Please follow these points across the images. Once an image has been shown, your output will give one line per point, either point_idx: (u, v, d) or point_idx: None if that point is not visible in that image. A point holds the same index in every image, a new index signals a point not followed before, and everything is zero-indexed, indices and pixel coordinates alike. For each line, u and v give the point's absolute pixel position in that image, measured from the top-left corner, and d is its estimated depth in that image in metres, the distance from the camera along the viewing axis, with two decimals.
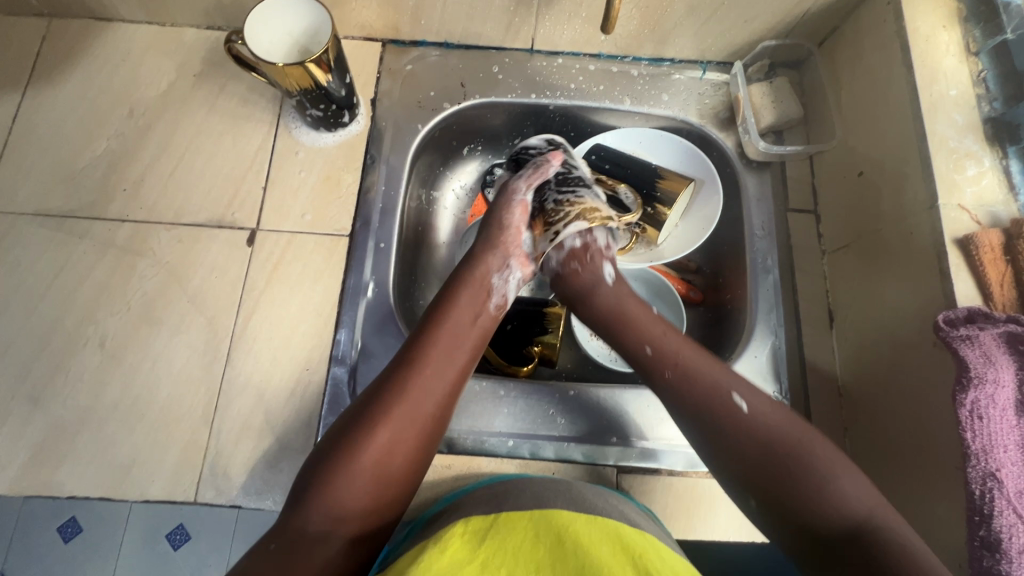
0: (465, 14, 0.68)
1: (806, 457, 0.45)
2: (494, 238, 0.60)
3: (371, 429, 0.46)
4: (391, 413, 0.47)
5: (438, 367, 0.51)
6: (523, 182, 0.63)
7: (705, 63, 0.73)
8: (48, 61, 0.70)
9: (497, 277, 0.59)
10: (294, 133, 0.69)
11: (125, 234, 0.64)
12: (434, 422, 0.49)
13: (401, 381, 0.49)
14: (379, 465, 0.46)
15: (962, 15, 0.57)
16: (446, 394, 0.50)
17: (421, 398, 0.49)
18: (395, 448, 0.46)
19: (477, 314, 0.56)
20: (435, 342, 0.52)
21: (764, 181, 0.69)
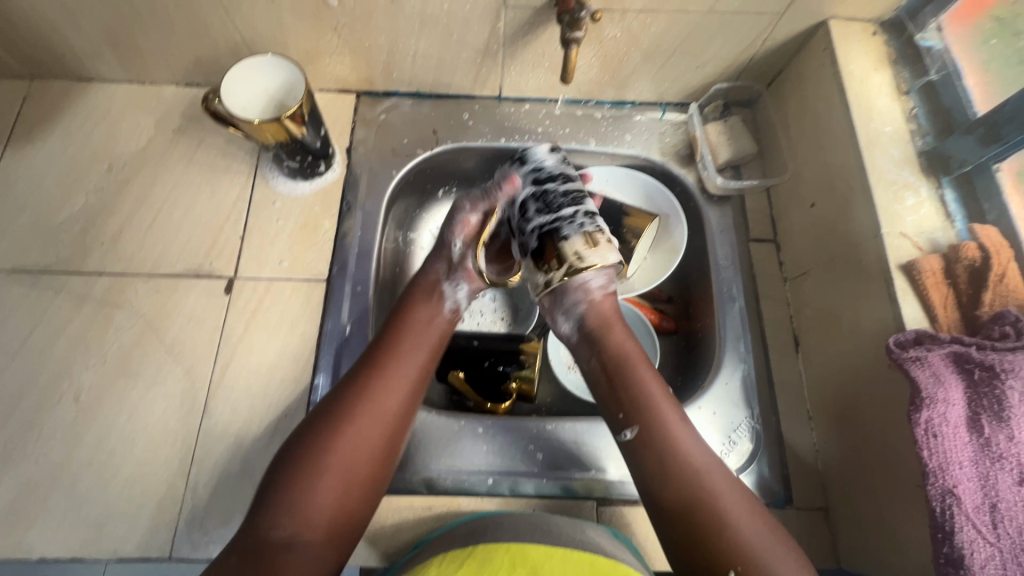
0: (435, 67, 0.71)
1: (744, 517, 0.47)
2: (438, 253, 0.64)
3: (333, 429, 0.48)
4: (354, 414, 0.49)
5: (397, 368, 0.53)
6: (467, 204, 0.65)
7: (664, 104, 0.78)
8: (29, 121, 0.72)
9: (447, 285, 0.61)
10: (271, 183, 0.71)
11: (102, 287, 0.65)
12: (399, 421, 0.51)
13: (364, 383, 0.51)
14: (344, 466, 0.47)
15: (891, 58, 0.63)
16: (407, 395, 0.52)
17: (383, 398, 0.50)
18: (359, 447, 0.48)
19: (436, 318, 0.58)
20: (396, 345, 0.54)
21: (726, 214, 0.73)
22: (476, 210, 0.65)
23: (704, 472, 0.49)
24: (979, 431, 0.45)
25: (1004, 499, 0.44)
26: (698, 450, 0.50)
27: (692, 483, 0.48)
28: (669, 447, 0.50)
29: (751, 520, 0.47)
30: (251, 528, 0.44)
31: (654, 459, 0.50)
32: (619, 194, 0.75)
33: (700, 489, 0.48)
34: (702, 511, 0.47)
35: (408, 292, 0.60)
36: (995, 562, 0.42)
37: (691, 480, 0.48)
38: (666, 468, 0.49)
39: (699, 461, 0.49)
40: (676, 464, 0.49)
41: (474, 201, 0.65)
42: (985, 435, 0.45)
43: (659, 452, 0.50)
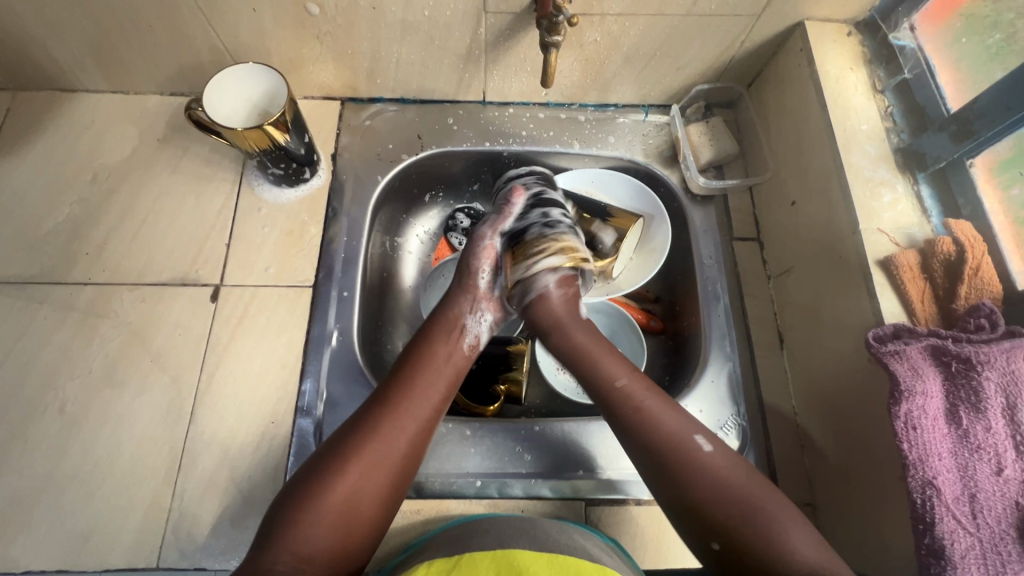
0: (418, 73, 0.72)
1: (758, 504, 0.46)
2: (464, 283, 0.62)
3: (340, 468, 0.47)
4: (361, 455, 0.48)
5: (408, 407, 0.51)
6: (488, 227, 0.65)
7: (646, 106, 0.78)
8: (12, 133, 0.72)
9: (470, 318, 0.61)
10: (256, 190, 0.71)
11: (87, 297, 0.65)
12: (407, 460, 0.50)
13: (372, 422, 0.50)
14: (348, 505, 0.46)
15: (866, 58, 0.64)
16: (416, 435, 0.51)
17: (392, 437, 0.49)
18: (364, 486, 0.47)
19: (449, 354, 0.57)
20: (409, 382, 0.53)
21: (709, 213, 0.73)
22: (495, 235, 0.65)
23: (679, 437, 0.50)
24: (957, 423, 0.46)
25: (982, 490, 0.44)
26: (672, 419, 0.51)
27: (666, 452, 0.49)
28: (644, 420, 0.51)
29: (733, 478, 0.48)
30: (252, 561, 0.43)
31: (631, 433, 0.51)
32: (604, 196, 0.76)
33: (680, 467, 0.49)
34: (688, 475, 0.48)
35: (428, 327, 0.59)
36: (975, 552, 0.43)
37: (668, 449, 0.49)
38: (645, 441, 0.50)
39: (674, 431, 0.50)
40: (652, 437, 0.50)
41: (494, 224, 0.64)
42: (963, 426, 0.46)
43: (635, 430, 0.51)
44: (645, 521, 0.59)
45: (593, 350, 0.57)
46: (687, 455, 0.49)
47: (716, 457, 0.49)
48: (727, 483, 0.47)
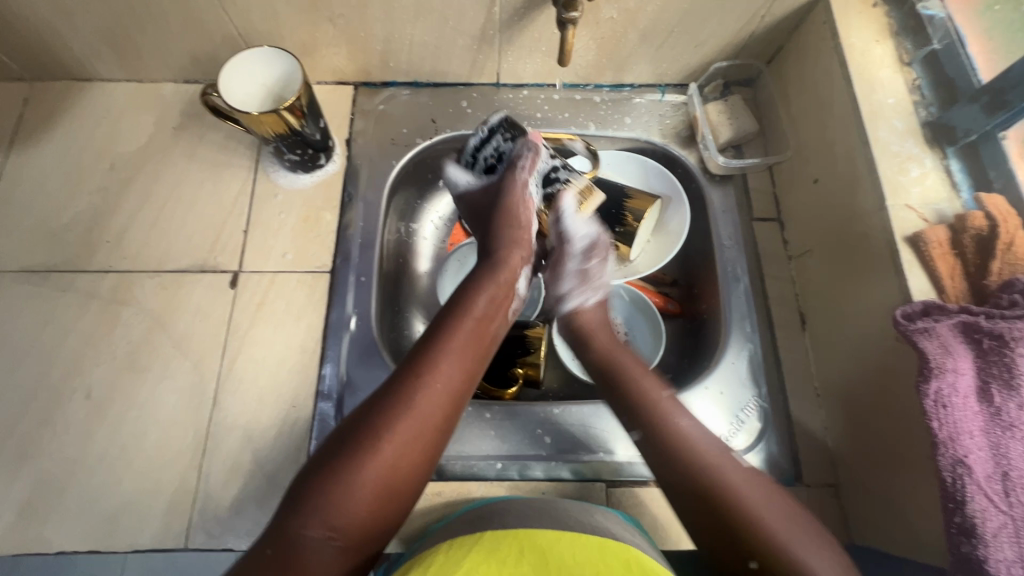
0: (432, 55, 0.71)
1: (793, 526, 0.45)
2: (513, 234, 0.61)
3: (374, 442, 0.45)
4: (396, 426, 0.46)
5: (442, 381, 0.49)
6: (524, 171, 0.61)
7: (663, 86, 0.77)
8: (30, 123, 0.72)
9: (523, 275, 0.62)
10: (272, 177, 0.71)
11: (109, 285, 0.65)
12: (440, 434, 0.48)
13: (406, 391, 0.48)
14: (383, 478, 0.45)
15: (893, 29, 0.62)
16: (449, 414, 0.49)
17: (428, 407, 0.48)
18: (398, 459, 0.46)
19: (489, 321, 0.56)
20: (447, 350, 0.51)
21: (728, 194, 0.72)
22: (531, 180, 0.61)
23: (716, 462, 0.49)
24: (990, 400, 0.45)
25: (1016, 467, 0.43)
26: (709, 441, 0.51)
27: (698, 465, 0.49)
28: (677, 445, 0.50)
29: (772, 508, 0.46)
30: (277, 526, 0.42)
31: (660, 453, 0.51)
32: (621, 178, 0.75)
33: (717, 486, 0.47)
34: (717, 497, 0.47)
35: (472, 281, 0.58)
36: (1009, 531, 0.42)
37: (700, 477, 0.48)
38: (682, 469, 0.49)
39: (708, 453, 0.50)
40: (680, 447, 0.50)
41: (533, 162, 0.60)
42: (995, 404, 0.45)
43: (667, 447, 0.51)
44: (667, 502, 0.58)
45: (626, 364, 0.58)
46: (723, 476, 0.48)
47: (750, 485, 0.48)
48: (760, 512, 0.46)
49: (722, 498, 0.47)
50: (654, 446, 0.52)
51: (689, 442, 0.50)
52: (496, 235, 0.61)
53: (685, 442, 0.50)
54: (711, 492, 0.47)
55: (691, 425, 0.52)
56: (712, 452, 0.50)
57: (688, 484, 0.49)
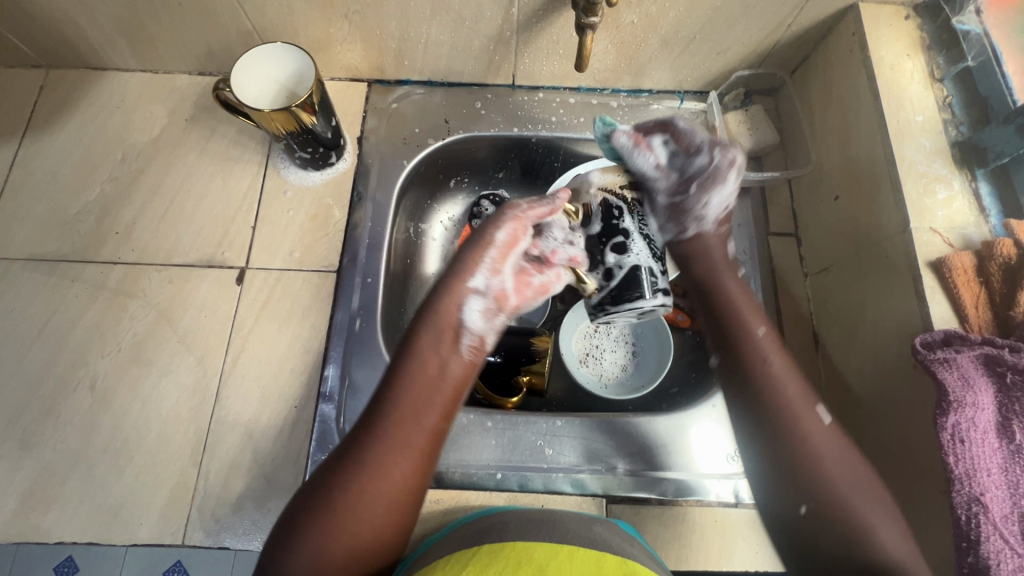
0: (447, 55, 0.70)
1: (862, 489, 0.46)
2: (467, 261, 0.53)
3: (334, 507, 0.45)
4: (351, 493, 0.45)
5: (399, 437, 0.47)
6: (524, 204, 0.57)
7: (682, 93, 0.75)
8: (45, 111, 0.72)
9: (467, 310, 0.52)
10: (283, 173, 0.71)
11: (117, 277, 0.65)
12: (408, 492, 0.47)
13: (357, 454, 0.47)
14: (347, 543, 0.44)
15: (925, 44, 0.60)
16: (412, 468, 0.47)
17: (381, 468, 0.46)
18: (359, 526, 0.45)
19: (446, 363, 0.52)
20: (398, 407, 0.48)
21: (744, 206, 0.70)
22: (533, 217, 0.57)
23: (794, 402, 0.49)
24: (1009, 437, 0.44)
25: None
26: (802, 396, 0.50)
27: (788, 420, 0.48)
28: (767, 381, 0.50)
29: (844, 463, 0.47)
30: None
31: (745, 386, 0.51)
32: None
33: (785, 424, 0.48)
34: (787, 443, 0.48)
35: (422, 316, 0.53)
36: None
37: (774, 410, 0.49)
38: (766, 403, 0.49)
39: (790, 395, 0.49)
40: (776, 398, 0.49)
41: (532, 204, 0.57)
42: (1016, 442, 0.43)
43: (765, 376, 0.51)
44: (667, 521, 0.58)
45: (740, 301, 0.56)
46: (807, 438, 0.48)
47: (827, 438, 0.48)
48: (827, 468, 0.46)
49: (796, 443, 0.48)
50: (746, 393, 0.51)
51: (785, 393, 0.49)
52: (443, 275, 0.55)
53: (778, 391, 0.50)
54: (795, 454, 0.47)
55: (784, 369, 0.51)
56: (798, 403, 0.49)
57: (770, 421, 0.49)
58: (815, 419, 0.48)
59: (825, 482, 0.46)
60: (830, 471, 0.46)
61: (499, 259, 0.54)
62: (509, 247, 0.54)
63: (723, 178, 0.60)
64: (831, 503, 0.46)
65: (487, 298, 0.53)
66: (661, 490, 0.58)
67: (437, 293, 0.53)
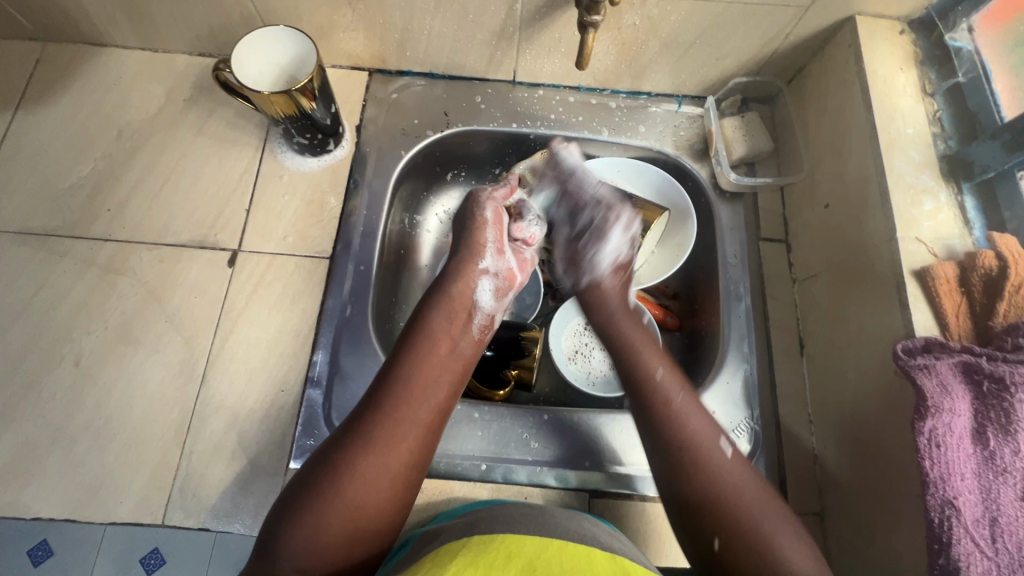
0: (449, 47, 0.70)
1: (769, 506, 0.47)
2: (470, 245, 0.62)
3: (341, 475, 0.46)
4: (359, 468, 0.47)
5: (410, 405, 0.50)
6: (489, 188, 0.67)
7: (680, 97, 0.76)
8: (41, 85, 0.72)
9: (476, 291, 0.60)
10: (279, 158, 0.71)
11: (107, 254, 0.65)
12: (414, 461, 0.49)
13: (369, 430, 0.48)
14: (352, 512, 0.45)
15: (918, 59, 0.61)
16: (420, 437, 0.50)
17: (388, 445, 0.48)
18: (363, 502, 0.46)
19: (454, 340, 0.56)
20: (408, 380, 0.51)
21: (737, 211, 0.72)
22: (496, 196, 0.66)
23: (691, 430, 0.50)
24: (984, 443, 0.44)
25: (1005, 514, 0.43)
26: (701, 419, 0.51)
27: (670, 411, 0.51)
28: (670, 416, 0.51)
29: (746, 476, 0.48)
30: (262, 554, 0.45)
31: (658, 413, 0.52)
32: (630, 187, 0.75)
33: (692, 455, 0.49)
34: (695, 463, 0.49)
35: (434, 296, 0.58)
36: None
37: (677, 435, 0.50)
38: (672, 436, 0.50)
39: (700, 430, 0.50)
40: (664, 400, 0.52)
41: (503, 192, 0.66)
42: (990, 448, 0.44)
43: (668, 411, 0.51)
44: (650, 518, 0.58)
45: (637, 341, 0.58)
46: (692, 436, 0.50)
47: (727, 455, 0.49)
48: (737, 488, 0.47)
49: (694, 470, 0.48)
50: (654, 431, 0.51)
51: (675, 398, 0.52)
52: (452, 258, 0.62)
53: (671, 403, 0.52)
54: (708, 492, 0.47)
55: (687, 401, 0.52)
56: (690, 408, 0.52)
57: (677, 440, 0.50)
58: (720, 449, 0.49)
59: (728, 506, 0.46)
60: (731, 496, 0.47)
61: (499, 239, 0.63)
62: (496, 224, 0.64)
63: (606, 234, 0.65)
64: (717, 499, 0.47)
65: (494, 275, 0.62)
66: (644, 487, 0.59)
67: (450, 280, 0.59)
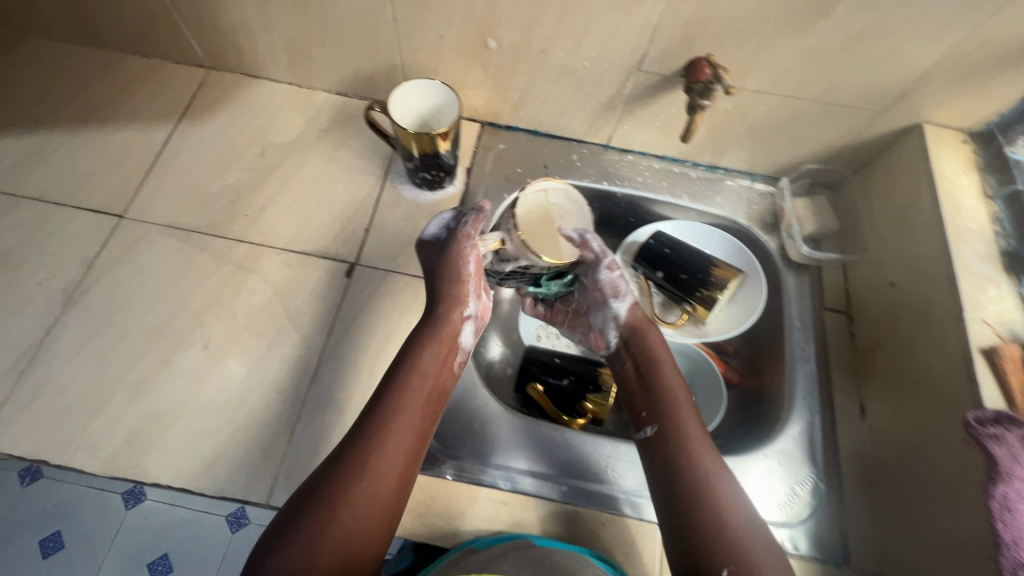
0: (558, 111, 0.80)
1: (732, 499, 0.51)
2: (450, 292, 0.63)
3: (335, 501, 0.47)
4: (352, 495, 0.48)
5: (396, 437, 0.52)
6: (470, 227, 0.65)
7: (753, 175, 0.86)
8: (201, 104, 0.83)
9: (461, 336, 0.63)
10: (398, 188, 0.80)
11: (241, 253, 0.72)
12: (401, 490, 0.51)
13: (363, 457, 0.50)
14: (347, 537, 0.46)
15: (979, 165, 0.69)
16: (405, 471, 0.52)
17: (377, 481, 0.49)
18: (356, 525, 0.47)
19: (440, 375, 0.59)
20: (394, 415, 0.53)
21: (803, 281, 0.79)
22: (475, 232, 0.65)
23: (697, 445, 0.55)
24: None
25: None
26: (704, 442, 0.56)
27: (676, 439, 0.56)
28: (676, 429, 0.57)
29: (721, 479, 0.53)
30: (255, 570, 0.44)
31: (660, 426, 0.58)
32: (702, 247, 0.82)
33: (681, 451, 0.55)
34: (682, 461, 0.54)
35: (424, 335, 0.61)
36: None
37: (672, 438, 0.56)
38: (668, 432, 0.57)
39: (696, 440, 0.56)
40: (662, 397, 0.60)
41: (476, 223, 0.65)
42: None
43: (662, 416, 0.59)
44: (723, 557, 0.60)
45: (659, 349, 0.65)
46: (678, 416, 0.58)
47: (712, 460, 0.54)
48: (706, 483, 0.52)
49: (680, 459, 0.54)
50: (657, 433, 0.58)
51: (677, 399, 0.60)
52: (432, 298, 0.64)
53: (659, 373, 0.62)
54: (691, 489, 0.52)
55: (691, 417, 0.58)
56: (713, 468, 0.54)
57: (667, 442, 0.56)
58: (704, 450, 0.55)
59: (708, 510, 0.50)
60: (707, 490, 0.52)
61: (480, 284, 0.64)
62: (476, 268, 0.64)
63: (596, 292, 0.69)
64: (696, 494, 0.52)
65: (474, 320, 0.65)
66: None
67: (439, 320, 0.62)
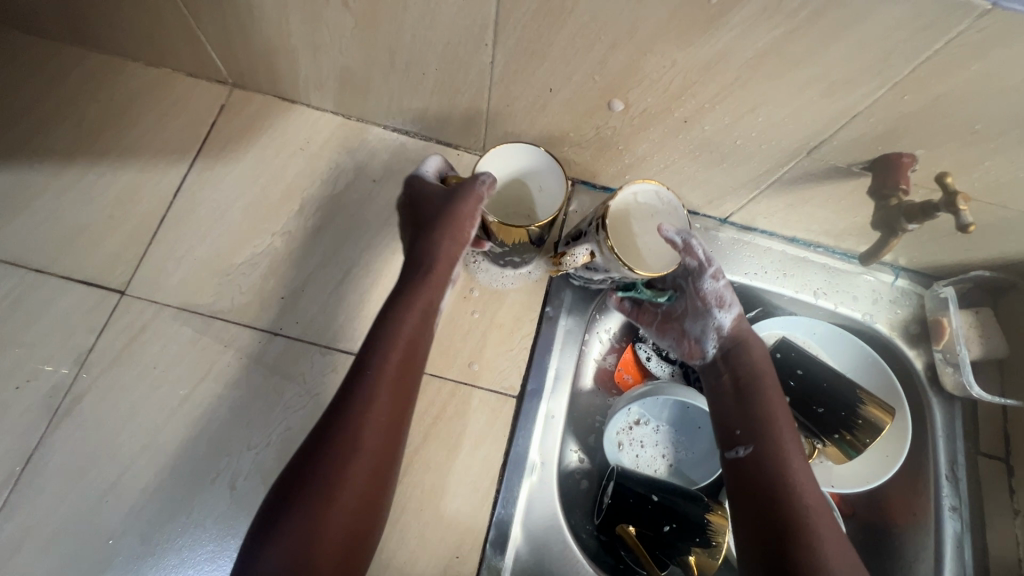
0: (678, 181, 0.64)
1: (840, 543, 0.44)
2: (434, 257, 0.53)
3: (304, 509, 0.41)
4: (327, 509, 0.41)
5: (364, 436, 0.44)
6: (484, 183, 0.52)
7: (897, 267, 0.70)
8: (222, 137, 0.65)
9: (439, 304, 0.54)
10: (470, 269, 0.64)
11: (276, 352, 0.57)
12: (375, 489, 0.44)
13: (336, 466, 0.42)
14: (330, 545, 0.40)
15: None
16: (381, 471, 0.44)
17: (346, 492, 0.42)
18: (330, 536, 0.40)
19: (414, 358, 0.49)
20: (365, 410, 0.45)
21: (953, 415, 0.65)
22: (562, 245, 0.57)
23: (800, 475, 0.48)
24: None
25: None
26: (812, 481, 0.48)
27: (776, 469, 0.49)
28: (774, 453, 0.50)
29: (829, 518, 0.46)
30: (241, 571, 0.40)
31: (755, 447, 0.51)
32: (830, 358, 0.68)
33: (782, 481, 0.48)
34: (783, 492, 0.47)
35: (394, 304, 0.51)
36: None
37: (771, 462, 0.49)
38: (765, 458, 0.50)
39: (797, 467, 0.49)
40: (764, 417, 0.52)
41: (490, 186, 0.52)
42: None
43: (757, 438, 0.51)
44: None
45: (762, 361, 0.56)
46: (779, 442, 0.50)
47: (816, 494, 0.47)
48: (813, 521, 0.45)
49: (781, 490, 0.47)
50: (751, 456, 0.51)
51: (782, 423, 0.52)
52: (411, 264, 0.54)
53: (760, 389, 0.54)
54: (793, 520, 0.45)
55: (795, 446, 0.50)
56: (821, 511, 0.46)
57: (764, 467, 0.49)
58: (807, 482, 0.48)
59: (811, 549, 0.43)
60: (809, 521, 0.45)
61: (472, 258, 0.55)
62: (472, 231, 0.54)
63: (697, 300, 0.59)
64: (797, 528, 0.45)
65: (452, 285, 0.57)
66: None
67: (414, 289, 0.52)
